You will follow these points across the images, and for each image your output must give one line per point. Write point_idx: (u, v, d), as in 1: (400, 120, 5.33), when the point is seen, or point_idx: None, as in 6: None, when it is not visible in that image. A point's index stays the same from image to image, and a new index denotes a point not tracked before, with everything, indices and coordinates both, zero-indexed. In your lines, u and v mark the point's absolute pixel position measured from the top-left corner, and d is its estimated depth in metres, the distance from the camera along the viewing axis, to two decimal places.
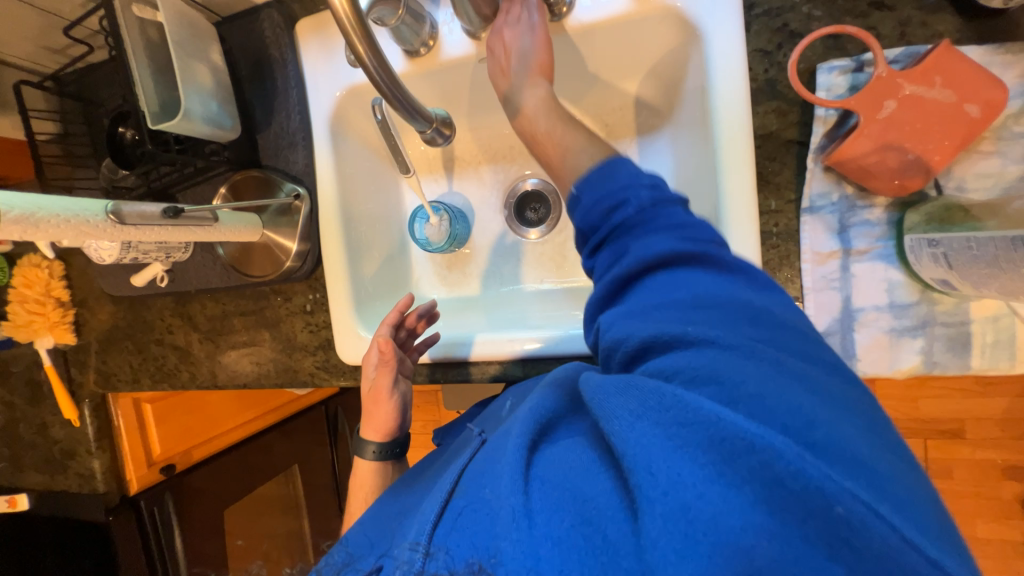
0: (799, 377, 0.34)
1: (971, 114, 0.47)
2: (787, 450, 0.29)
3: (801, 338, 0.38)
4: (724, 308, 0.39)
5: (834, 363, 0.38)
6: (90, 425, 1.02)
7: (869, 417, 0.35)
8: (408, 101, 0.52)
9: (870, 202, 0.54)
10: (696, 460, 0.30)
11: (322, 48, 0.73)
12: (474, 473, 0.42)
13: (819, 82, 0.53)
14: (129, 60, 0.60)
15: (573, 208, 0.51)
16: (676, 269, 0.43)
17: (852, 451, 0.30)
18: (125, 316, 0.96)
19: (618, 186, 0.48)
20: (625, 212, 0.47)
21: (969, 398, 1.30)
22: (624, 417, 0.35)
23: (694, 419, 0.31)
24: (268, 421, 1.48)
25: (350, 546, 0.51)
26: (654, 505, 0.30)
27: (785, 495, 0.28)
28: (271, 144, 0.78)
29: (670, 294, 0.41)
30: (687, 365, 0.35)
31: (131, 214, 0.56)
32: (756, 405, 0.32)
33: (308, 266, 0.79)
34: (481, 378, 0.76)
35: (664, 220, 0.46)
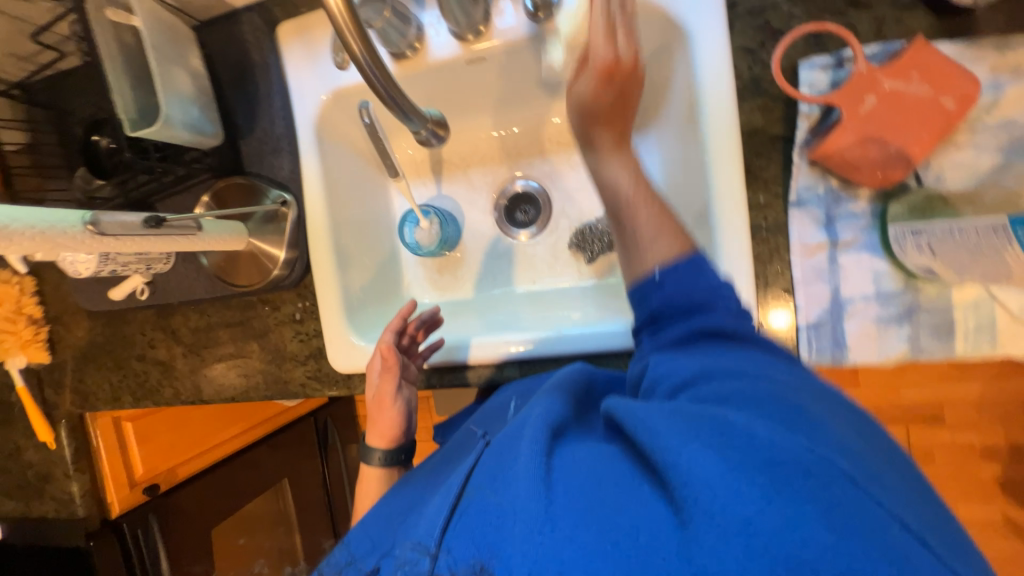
0: (824, 412, 0.39)
1: (948, 107, 0.49)
2: (837, 476, 0.32)
3: (821, 385, 0.44)
4: (771, 367, 0.43)
5: (843, 401, 0.43)
6: (66, 447, 0.97)
7: (879, 443, 0.39)
8: (404, 100, 0.51)
9: (853, 194, 0.55)
10: (752, 479, 0.31)
11: (305, 51, 0.72)
12: (484, 474, 0.40)
13: (802, 78, 0.55)
14: (105, 66, 0.58)
15: (648, 290, 0.51)
16: (738, 346, 0.46)
17: (875, 475, 0.34)
18: (103, 332, 0.92)
19: (705, 286, 0.49)
20: (706, 316, 0.48)
21: (946, 383, 1.35)
22: (667, 432, 0.35)
23: (747, 443, 0.33)
24: (256, 436, 1.44)
25: (351, 546, 0.50)
26: (713, 517, 0.30)
27: (845, 516, 0.30)
28: (255, 150, 0.76)
29: (737, 360, 0.44)
30: (739, 393, 0.39)
31: (110, 224, 0.55)
32: (801, 429, 0.35)
33: (296, 274, 0.78)
34: (477, 381, 0.76)
35: (745, 331, 0.48)
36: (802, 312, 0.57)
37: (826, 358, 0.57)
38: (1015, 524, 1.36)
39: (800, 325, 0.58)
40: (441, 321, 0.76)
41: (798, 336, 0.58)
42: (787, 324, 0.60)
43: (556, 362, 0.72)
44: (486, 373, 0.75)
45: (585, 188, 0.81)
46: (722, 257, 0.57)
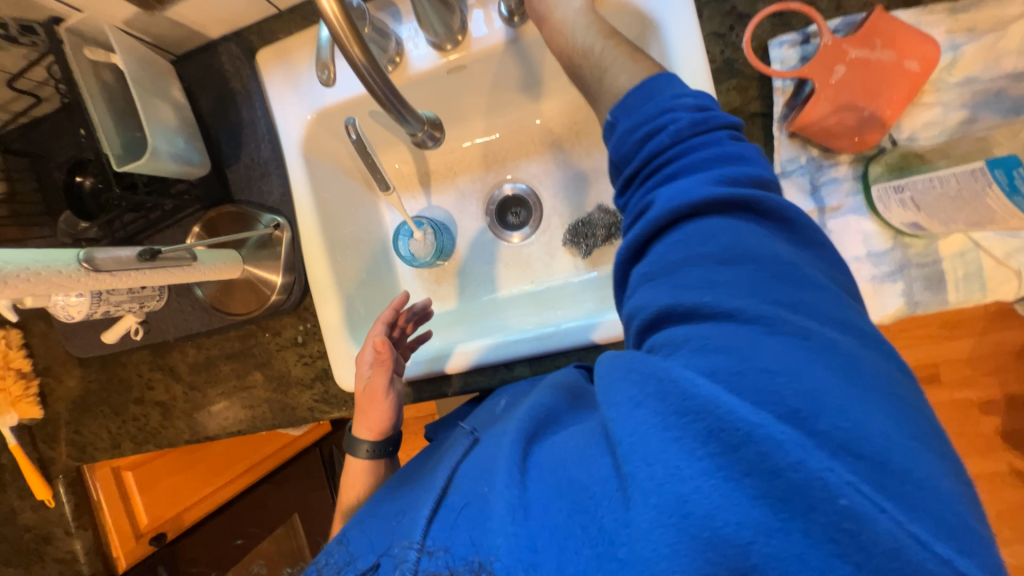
0: (803, 346, 0.34)
1: (913, 69, 0.51)
2: (786, 440, 0.30)
3: (834, 302, 0.37)
4: (759, 262, 0.37)
5: (864, 329, 0.37)
6: (66, 503, 0.93)
7: (895, 390, 0.34)
8: (401, 102, 0.51)
9: (835, 161, 0.57)
10: (694, 454, 0.32)
11: (285, 74, 0.72)
12: (468, 471, 0.45)
13: (773, 56, 0.57)
14: (88, 104, 0.57)
15: (608, 137, 0.49)
16: (715, 217, 0.40)
17: (855, 435, 0.31)
18: (97, 378, 0.90)
19: (655, 110, 0.45)
20: (659, 139, 0.44)
21: (939, 343, 1.38)
22: (620, 402, 0.37)
23: (693, 407, 0.33)
24: (261, 471, 1.39)
25: (351, 545, 0.50)
26: (649, 496, 0.32)
27: (784, 487, 0.29)
28: (243, 177, 0.76)
29: (700, 244, 0.39)
30: (701, 334, 0.36)
31: (105, 261, 0.54)
32: (756, 381, 0.32)
33: (294, 297, 0.77)
34: (454, 392, 0.76)
35: (702, 150, 0.43)
36: None
37: None
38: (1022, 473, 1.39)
39: None
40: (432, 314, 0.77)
41: None
42: None
43: (565, 355, 0.72)
44: (497, 374, 0.74)
45: (573, 183, 0.82)
46: None
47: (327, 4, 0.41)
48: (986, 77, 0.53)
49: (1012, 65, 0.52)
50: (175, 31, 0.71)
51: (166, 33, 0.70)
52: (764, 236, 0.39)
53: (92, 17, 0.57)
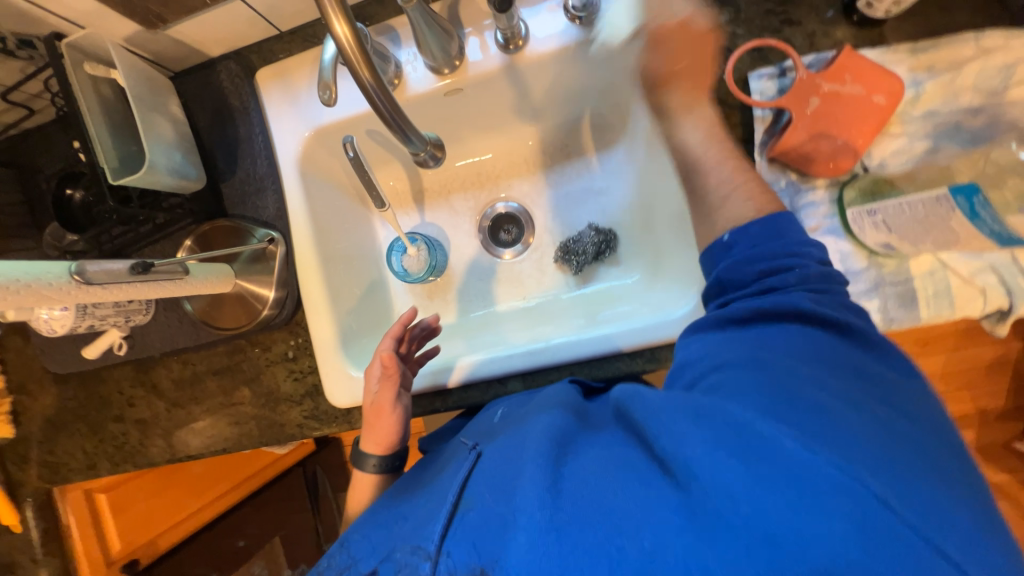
0: (869, 413, 0.38)
1: (880, 102, 0.55)
2: (871, 493, 0.33)
3: (888, 388, 0.41)
4: (832, 356, 0.42)
5: (911, 407, 0.41)
6: (35, 529, 0.90)
7: (943, 461, 0.37)
8: (405, 123, 0.53)
9: (811, 185, 0.61)
10: (782, 493, 0.33)
11: (284, 93, 0.74)
12: (484, 483, 0.46)
13: (752, 87, 0.61)
14: (86, 118, 0.58)
15: (719, 256, 0.52)
16: (794, 321, 0.44)
17: (919, 491, 0.34)
18: (74, 395, 0.87)
19: (784, 246, 0.48)
20: (783, 275, 0.47)
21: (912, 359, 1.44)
22: (692, 442, 0.38)
23: (780, 455, 0.35)
24: (241, 492, 1.36)
25: (351, 549, 0.52)
26: (734, 528, 0.33)
27: (874, 536, 0.31)
28: (237, 192, 0.77)
29: (789, 339, 0.43)
30: (778, 390, 0.39)
31: (97, 273, 0.53)
32: (835, 436, 0.36)
33: (286, 312, 0.77)
34: (449, 406, 0.76)
35: (815, 286, 0.46)
36: None
37: None
38: (997, 486, 1.44)
39: None
40: (439, 331, 0.77)
41: None
42: None
43: (557, 371, 0.73)
44: (490, 390, 0.75)
45: (565, 202, 0.85)
46: None
47: (340, 28, 0.43)
48: (945, 110, 0.57)
49: (968, 100, 0.57)
50: (176, 49, 0.72)
51: (166, 51, 0.71)
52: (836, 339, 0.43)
53: (95, 33, 0.57)
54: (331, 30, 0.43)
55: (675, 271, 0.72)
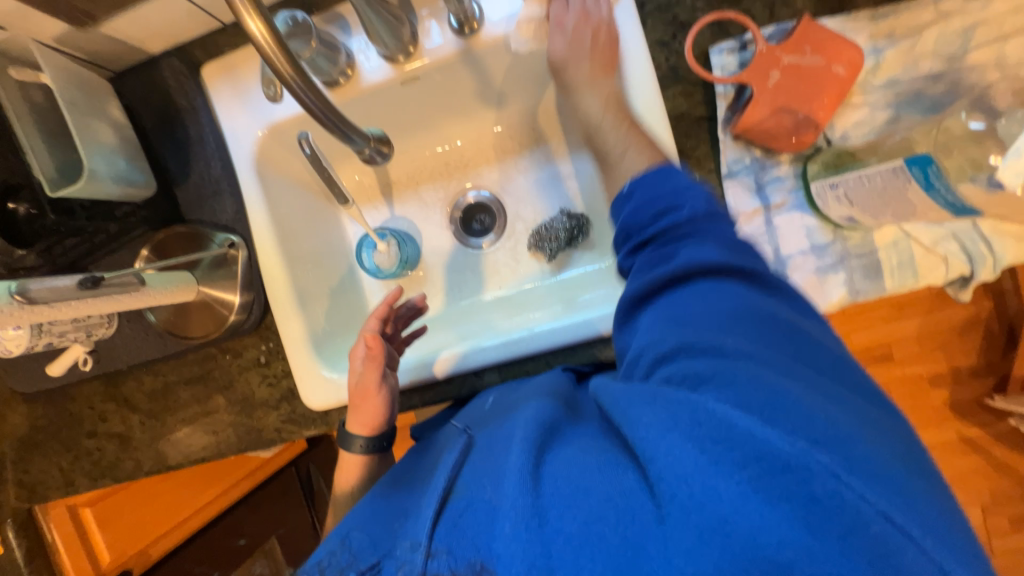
0: (806, 383, 0.40)
1: (840, 73, 0.55)
2: (820, 470, 0.33)
3: (830, 362, 0.44)
4: (757, 321, 0.44)
5: (852, 382, 0.44)
6: (17, 548, 0.90)
7: (890, 431, 0.40)
8: (342, 121, 0.51)
9: (776, 160, 0.60)
10: (732, 477, 0.34)
11: (233, 88, 0.71)
12: (471, 473, 0.46)
13: (713, 63, 0.59)
14: (16, 128, 0.54)
15: (621, 206, 0.54)
16: (714, 280, 0.47)
17: (869, 462, 0.35)
18: (44, 414, 0.85)
19: (667, 190, 0.52)
20: (674, 214, 0.50)
21: (889, 324, 1.47)
22: (652, 424, 0.39)
23: (731, 435, 0.36)
24: (233, 496, 1.32)
25: (352, 545, 0.48)
26: (690, 514, 0.34)
27: (818, 511, 0.33)
28: (193, 196, 0.74)
29: (712, 302, 0.45)
30: (722, 370, 0.40)
31: (40, 292, 0.52)
32: (786, 412, 0.37)
33: (255, 317, 0.75)
34: (438, 398, 0.75)
35: (708, 235, 0.49)
36: None
37: None
38: (969, 441, 1.50)
39: None
40: (424, 310, 0.76)
41: None
42: None
43: (534, 360, 0.72)
44: (467, 384, 0.74)
45: (535, 189, 0.83)
46: None
47: (254, 25, 0.40)
48: (906, 78, 0.57)
49: (928, 66, 0.56)
50: (112, 47, 0.68)
51: (101, 49, 0.67)
52: (754, 296, 0.46)
53: (15, 35, 0.55)
54: (244, 27, 0.40)
55: None
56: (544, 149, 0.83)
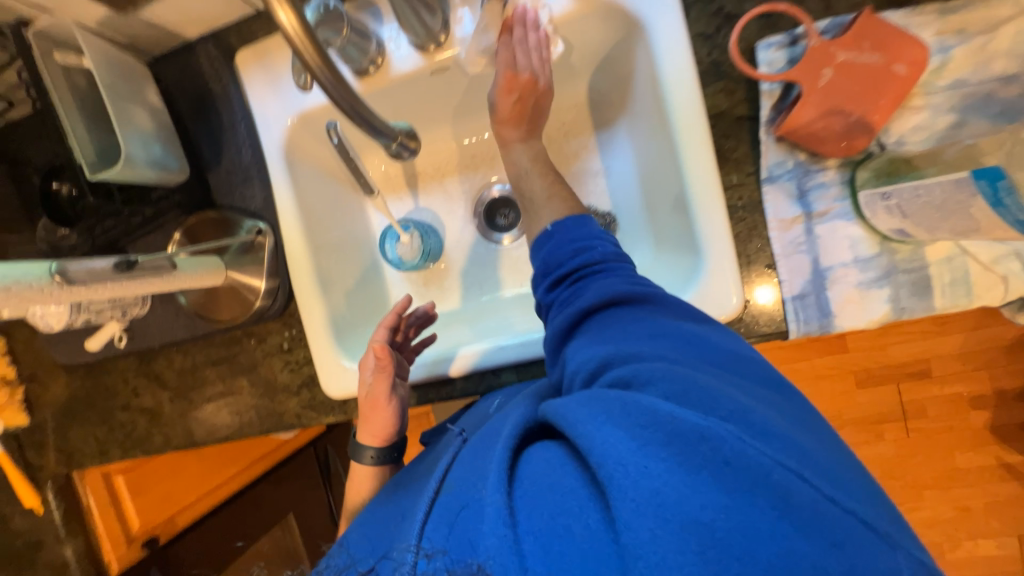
0: (714, 375, 0.42)
1: (901, 73, 0.50)
2: (728, 436, 0.34)
3: (738, 359, 0.46)
4: (671, 335, 0.47)
5: (767, 376, 0.46)
6: (56, 510, 0.95)
7: (800, 415, 0.43)
8: (371, 118, 0.50)
9: (822, 165, 0.57)
10: (657, 455, 0.34)
11: (266, 76, 0.71)
12: (457, 475, 0.47)
13: (759, 59, 0.56)
14: (59, 112, 0.56)
15: (544, 242, 0.59)
16: (624, 305, 0.51)
17: (771, 427, 0.37)
18: (83, 385, 0.89)
19: (585, 234, 0.58)
20: (591, 253, 0.56)
21: (930, 338, 1.39)
22: (586, 420, 0.38)
23: (654, 420, 0.36)
24: (255, 473, 1.38)
25: (351, 549, 0.55)
26: (627, 492, 0.33)
27: (735, 474, 0.33)
28: (224, 181, 0.75)
29: (631, 321, 0.49)
30: (641, 370, 0.42)
31: (79, 274, 0.53)
32: (699, 397, 0.38)
33: (279, 303, 0.76)
34: (456, 395, 0.75)
35: (618, 273, 0.54)
36: (787, 285, 0.59)
37: (814, 328, 0.59)
38: (1012, 467, 1.41)
39: (787, 298, 0.59)
40: (434, 318, 0.76)
41: (786, 309, 0.60)
42: (771, 300, 0.60)
43: None
44: (484, 381, 0.74)
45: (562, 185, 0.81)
46: (702, 237, 0.60)
47: (285, 18, 0.40)
48: (975, 79, 0.52)
49: (1002, 67, 0.51)
50: (151, 32, 0.69)
51: (141, 35, 0.69)
52: (664, 317, 0.50)
53: (59, 19, 0.56)
54: (274, 19, 0.40)
55: (673, 257, 0.69)
56: (574, 144, 0.80)
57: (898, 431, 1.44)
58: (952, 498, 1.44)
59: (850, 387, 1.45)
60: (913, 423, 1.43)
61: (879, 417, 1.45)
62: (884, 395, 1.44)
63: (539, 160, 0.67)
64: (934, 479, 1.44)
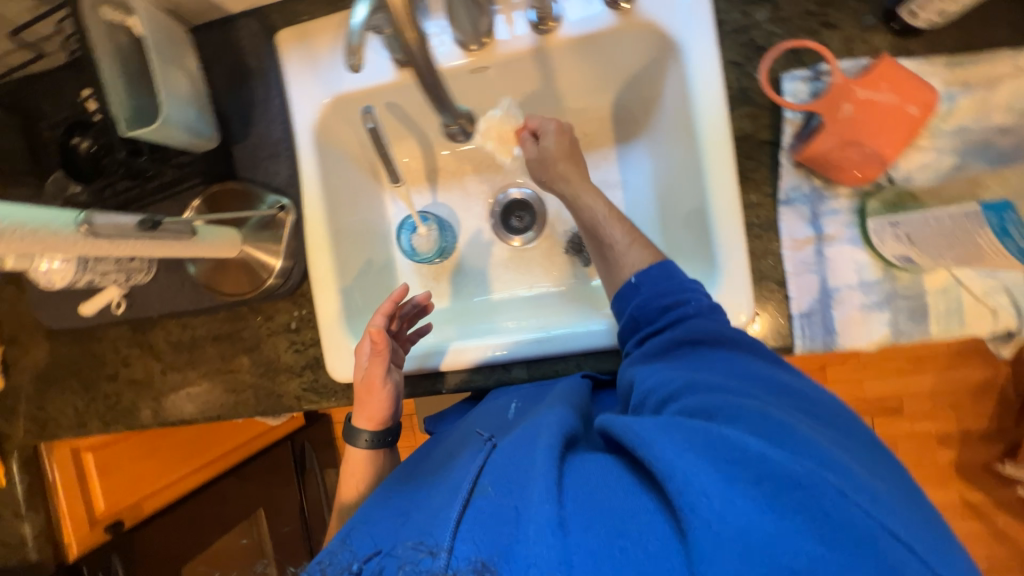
0: (804, 422, 0.45)
1: (913, 114, 0.55)
2: (825, 487, 0.37)
3: (818, 407, 0.49)
4: (757, 379, 0.50)
5: (848, 427, 0.48)
6: (19, 483, 0.89)
7: (885, 470, 0.45)
8: (443, 95, 0.52)
9: (835, 192, 0.61)
10: (746, 492, 0.37)
11: (306, 57, 0.72)
12: (492, 475, 0.47)
13: (785, 89, 0.60)
14: (100, 64, 0.55)
15: (631, 294, 0.62)
16: (711, 347, 0.55)
17: (863, 482, 0.39)
18: (68, 351, 0.85)
19: (674, 286, 0.60)
20: (681, 304, 0.59)
21: (904, 377, 1.46)
22: (671, 445, 0.41)
23: (743, 457, 0.39)
24: (234, 460, 1.35)
25: (353, 545, 0.50)
26: (710, 524, 0.36)
27: (833, 527, 0.36)
28: (249, 155, 0.75)
29: (711, 362, 0.53)
30: (729, 408, 0.45)
31: (104, 226, 0.51)
32: (784, 442, 0.41)
33: (292, 283, 0.75)
34: (451, 388, 0.76)
35: (709, 320, 0.57)
36: (795, 302, 0.62)
37: (818, 344, 0.62)
38: (972, 506, 1.48)
39: (794, 314, 0.62)
40: (429, 307, 0.77)
41: (792, 324, 0.63)
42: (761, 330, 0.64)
43: (564, 360, 0.72)
44: (494, 375, 0.74)
45: None
46: (720, 251, 0.63)
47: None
48: (976, 127, 0.57)
49: (1000, 119, 0.56)
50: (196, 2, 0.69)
51: (185, 3, 0.69)
52: (750, 360, 0.53)
53: None
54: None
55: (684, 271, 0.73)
56: (594, 156, 0.83)
57: None
58: None
59: None
60: None
61: None
62: None
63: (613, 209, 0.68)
64: None
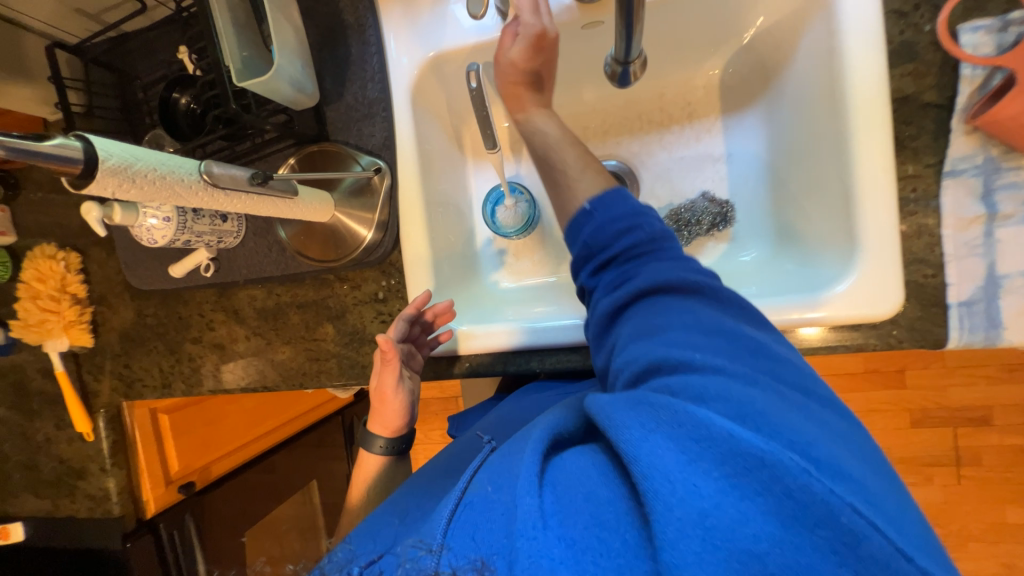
0: (785, 400, 0.36)
1: None
2: (795, 465, 0.30)
3: (801, 374, 0.40)
4: (730, 339, 0.41)
5: (827, 397, 0.39)
6: (105, 440, 0.91)
7: (867, 448, 0.36)
8: (631, 26, 0.46)
9: (1017, 163, 0.52)
10: (710, 473, 0.31)
11: (407, 12, 0.69)
12: (488, 471, 0.40)
13: (963, 42, 0.53)
14: (216, 14, 0.55)
15: (581, 222, 0.54)
16: (670, 297, 0.46)
17: (836, 464, 0.32)
18: (156, 312, 0.86)
19: (627, 212, 0.52)
20: (635, 233, 0.51)
21: (996, 384, 1.31)
22: (633, 423, 0.34)
23: (708, 434, 0.32)
24: (286, 434, 1.35)
25: (354, 547, 0.47)
26: (673, 509, 0.30)
27: (792, 504, 0.30)
28: (343, 116, 0.72)
29: (680, 320, 0.43)
30: (697, 384, 0.36)
31: (222, 177, 0.48)
32: (756, 423, 0.33)
33: (382, 251, 0.72)
34: (541, 370, 0.70)
35: (668, 253, 0.50)
36: (952, 288, 0.55)
37: (978, 339, 0.55)
38: None
39: (951, 303, 0.56)
40: (450, 314, 0.70)
41: (948, 314, 0.56)
42: (817, 332, 0.59)
43: None
44: None
45: (683, 164, 0.75)
46: (863, 233, 0.56)
47: None
48: None
49: None
50: None
51: None
52: (712, 313, 0.44)
53: None
54: None
55: (798, 256, 0.66)
56: (695, 126, 0.75)
57: (950, 476, 1.35)
58: (1001, 555, 1.36)
59: (904, 424, 1.37)
60: (966, 469, 1.35)
61: (932, 459, 1.36)
62: (940, 436, 1.35)
63: (565, 131, 0.60)
64: (981, 531, 1.36)
